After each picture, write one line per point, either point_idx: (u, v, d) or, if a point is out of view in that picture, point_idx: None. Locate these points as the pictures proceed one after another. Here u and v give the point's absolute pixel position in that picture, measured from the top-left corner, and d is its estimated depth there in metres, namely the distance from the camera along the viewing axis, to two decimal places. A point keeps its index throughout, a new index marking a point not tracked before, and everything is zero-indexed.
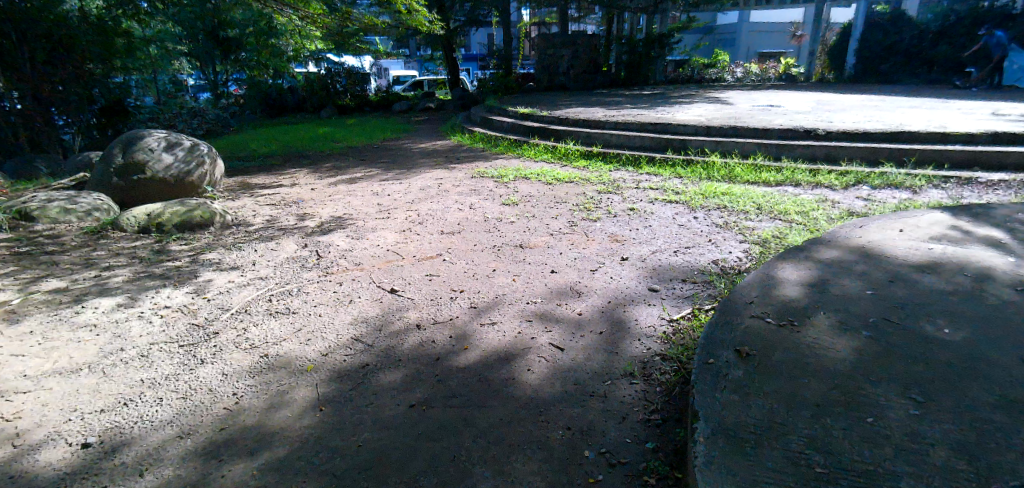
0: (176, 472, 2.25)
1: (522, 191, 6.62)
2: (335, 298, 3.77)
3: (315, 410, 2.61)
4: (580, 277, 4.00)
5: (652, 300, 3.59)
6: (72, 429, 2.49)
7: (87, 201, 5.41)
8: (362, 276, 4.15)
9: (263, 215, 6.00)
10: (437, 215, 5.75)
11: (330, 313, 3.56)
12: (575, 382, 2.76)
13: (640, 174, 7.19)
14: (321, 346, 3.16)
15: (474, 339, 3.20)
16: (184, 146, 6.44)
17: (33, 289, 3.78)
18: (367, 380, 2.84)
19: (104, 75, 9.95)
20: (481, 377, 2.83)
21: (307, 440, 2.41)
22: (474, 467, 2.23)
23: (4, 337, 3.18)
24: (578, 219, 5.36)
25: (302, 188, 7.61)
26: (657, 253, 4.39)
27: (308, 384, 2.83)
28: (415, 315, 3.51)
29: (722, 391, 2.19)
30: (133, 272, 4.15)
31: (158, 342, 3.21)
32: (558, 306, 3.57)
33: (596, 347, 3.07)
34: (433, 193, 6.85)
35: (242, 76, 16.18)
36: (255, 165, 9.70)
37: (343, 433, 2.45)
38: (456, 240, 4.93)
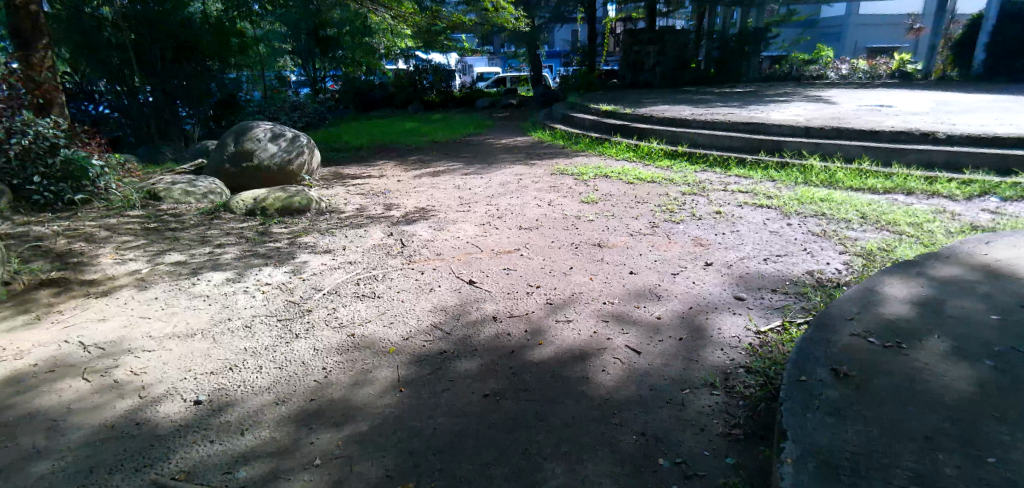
0: (272, 434, 2.46)
1: (603, 190, 6.57)
2: (417, 286, 3.94)
3: (396, 390, 2.75)
4: (660, 279, 3.93)
5: (738, 310, 3.46)
6: (186, 386, 2.77)
7: (204, 185, 5.97)
8: (441, 266, 4.30)
9: (353, 204, 6.34)
10: (516, 211, 5.84)
11: (412, 299, 3.73)
12: (650, 387, 2.73)
13: (728, 175, 6.94)
14: (403, 330, 3.32)
15: (549, 334, 3.24)
16: (287, 136, 6.92)
17: (159, 260, 4.21)
18: (446, 366, 2.95)
19: (221, 72, 10.69)
20: (555, 373, 2.86)
21: (388, 418, 2.55)
22: (544, 462, 2.26)
23: (134, 300, 3.57)
24: (659, 220, 5.26)
25: (388, 179, 7.97)
26: (745, 259, 4.23)
27: (390, 364, 2.98)
28: (492, 306, 3.60)
29: (816, 412, 2.10)
30: (241, 250, 4.53)
31: (260, 314, 3.50)
32: (636, 308, 3.53)
33: (674, 353, 3.02)
34: (513, 188, 6.96)
35: (338, 73, 17.12)
36: (348, 156, 10.24)
37: (422, 416, 2.56)
38: (535, 236, 4.99)
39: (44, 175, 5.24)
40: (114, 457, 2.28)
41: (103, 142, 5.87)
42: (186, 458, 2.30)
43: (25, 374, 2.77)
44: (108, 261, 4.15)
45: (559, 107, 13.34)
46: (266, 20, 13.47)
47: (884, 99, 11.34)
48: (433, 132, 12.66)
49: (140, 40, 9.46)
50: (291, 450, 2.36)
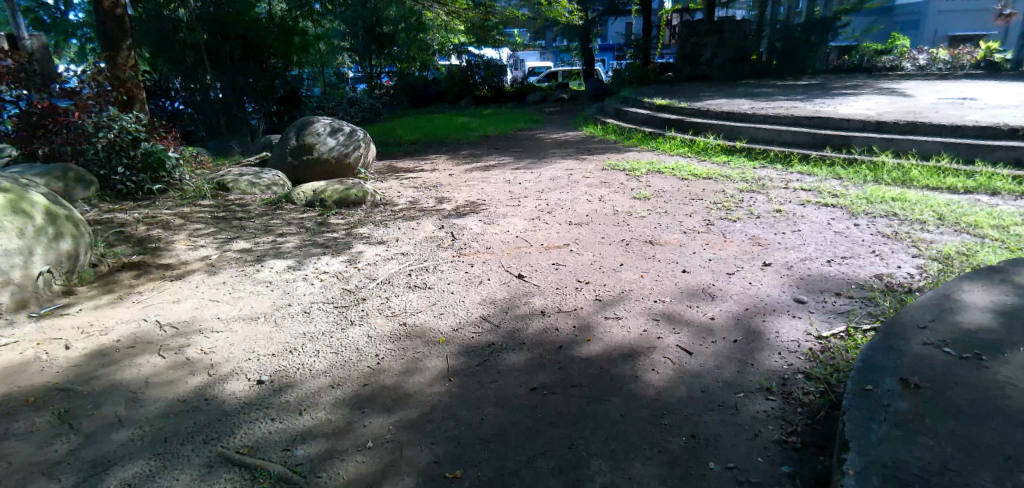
0: (327, 416, 2.57)
1: (655, 186, 6.48)
2: (467, 278, 4.01)
3: (445, 380, 2.83)
4: (715, 279, 3.85)
5: (798, 313, 3.36)
6: (250, 366, 2.93)
7: (268, 177, 6.26)
8: (491, 260, 4.36)
9: (406, 197, 6.50)
10: (566, 206, 5.83)
11: (462, 291, 3.80)
12: (702, 389, 2.69)
13: (789, 172, 6.70)
14: (452, 320, 3.40)
15: (598, 331, 3.24)
16: (345, 131, 7.14)
17: (227, 247, 4.46)
18: (494, 359, 3.00)
19: (284, 69, 11.15)
20: (603, 371, 2.86)
21: (437, 406, 2.62)
22: (591, 459, 2.27)
23: (204, 284, 3.79)
24: (714, 218, 5.15)
25: (441, 173, 8.11)
26: (807, 260, 4.09)
27: (440, 354, 3.06)
28: (540, 301, 3.63)
29: (882, 423, 2.02)
30: (301, 239, 4.73)
31: (318, 301, 3.66)
32: (688, 307, 3.48)
33: (728, 355, 2.96)
34: (564, 183, 6.95)
35: (393, 69, 17.50)
36: (402, 150, 10.48)
37: (470, 406, 2.62)
38: (585, 231, 4.97)
39: (126, 167, 5.58)
40: (186, 429, 2.44)
41: (178, 136, 6.19)
42: (250, 433, 2.44)
43: (109, 347, 3.00)
44: (182, 247, 4.41)
45: (611, 101, 13.19)
46: (326, 18, 13.92)
47: (967, 92, 10.62)
48: (485, 126, 12.78)
49: (211, 39, 9.95)
50: (346, 432, 2.46)
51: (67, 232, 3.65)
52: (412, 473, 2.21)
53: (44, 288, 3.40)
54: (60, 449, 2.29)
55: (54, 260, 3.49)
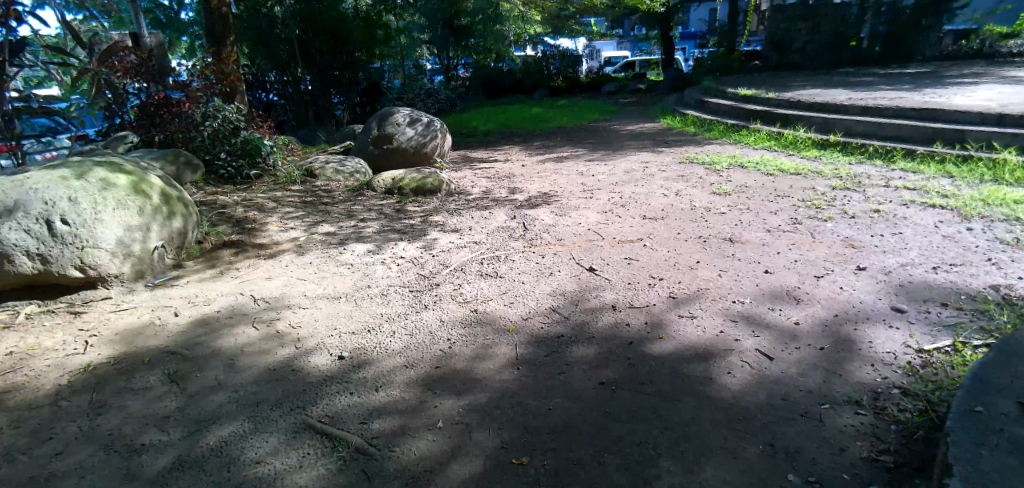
0: (401, 394, 2.69)
1: (737, 181, 6.24)
2: (537, 269, 4.05)
3: (513, 368, 2.88)
4: (801, 282, 3.68)
5: (895, 323, 3.15)
6: (332, 342, 3.12)
7: (351, 164, 6.58)
8: (562, 251, 4.37)
9: (480, 187, 6.61)
10: (641, 200, 5.74)
11: (532, 281, 3.85)
12: (782, 397, 2.59)
13: (890, 170, 6.25)
14: (522, 310, 3.46)
15: (671, 329, 3.19)
16: (423, 121, 7.36)
17: (314, 230, 4.73)
18: (563, 350, 3.03)
19: (367, 62, 11.60)
20: (676, 370, 2.82)
21: (505, 393, 2.68)
22: (660, 459, 2.24)
23: (294, 264, 4.05)
24: (801, 217, 4.90)
25: (514, 164, 8.19)
26: (909, 266, 3.82)
27: (509, 342, 3.12)
28: (611, 295, 3.61)
29: (993, 449, 1.87)
30: (380, 225, 4.94)
31: (395, 284, 3.82)
32: (770, 310, 3.35)
33: (813, 363, 2.83)
34: (639, 176, 6.83)
35: (469, 60, 17.77)
36: (477, 141, 10.67)
37: (538, 395, 2.66)
38: (660, 226, 4.88)
39: (228, 153, 6.03)
40: (275, 396, 2.64)
41: (272, 125, 6.58)
42: (330, 405, 2.60)
43: (211, 317, 3.28)
44: (274, 228, 4.72)
45: (692, 92, 12.78)
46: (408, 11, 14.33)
47: None
48: (559, 117, 12.74)
49: (303, 35, 10.53)
50: (418, 411, 2.57)
51: (178, 212, 3.99)
52: (480, 456, 2.29)
53: (158, 261, 3.74)
54: (169, 405, 2.54)
55: (167, 236, 3.83)
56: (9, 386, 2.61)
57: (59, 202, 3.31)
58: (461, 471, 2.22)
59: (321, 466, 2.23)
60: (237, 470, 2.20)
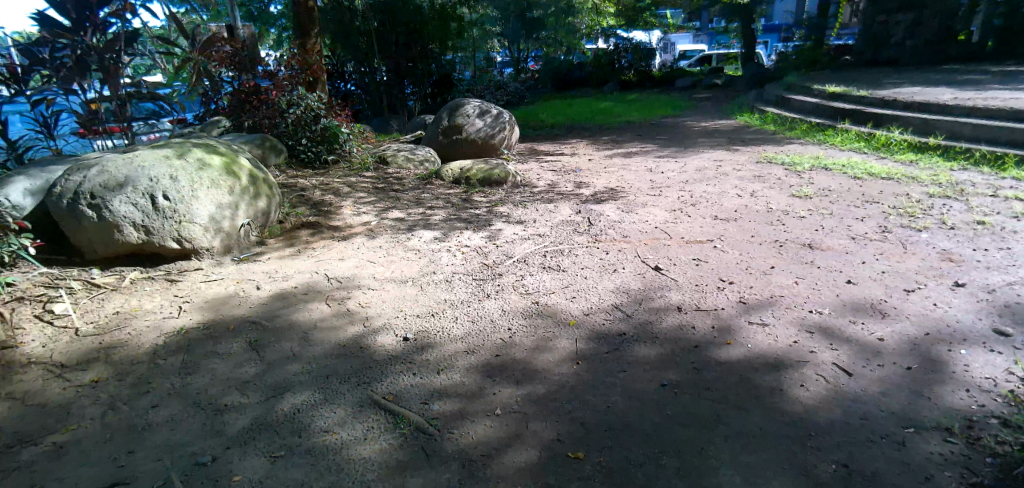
0: (462, 379, 2.77)
1: (819, 184, 5.94)
2: (601, 265, 4.03)
3: (573, 362, 2.90)
4: (888, 296, 3.47)
5: (996, 348, 2.92)
6: (399, 324, 3.24)
7: (421, 153, 6.78)
8: (627, 248, 4.33)
9: (546, 180, 6.63)
10: (712, 199, 5.59)
11: (595, 277, 3.84)
12: (860, 416, 2.46)
13: (999, 178, 5.75)
14: (584, 305, 3.46)
15: (739, 335, 3.10)
16: (492, 113, 7.46)
17: (384, 215, 4.92)
18: (624, 349, 3.01)
19: (439, 53, 11.87)
20: (744, 379, 2.73)
21: (563, 387, 2.70)
22: (721, 467, 2.18)
23: (365, 247, 4.23)
24: (891, 225, 4.62)
25: (581, 158, 8.17)
26: (1016, 285, 3.52)
27: (569, 336, 3.14)
28: (677, 296, 3.55)
29: None
30: (447, 213, 5.07)
31: (459, 272, 3.91)
32: (851, 323, 3.19)
33: (897, 383, 2.67)
34: (712, 175, 6.64)
35: (540, 53, 17.81)
36: (544, 133, 10.68)
37: (597, 392, 2.66)
38: (732, 228, 4.74)
39: (309, 139, 6.35)
40: (344, 371, 2.78)
41: (349, 114, 6.85)
42: (394, 383, 2.71)
43: (288, 292, 3.49)
44: (348, 212, 4.94)
45: (773, 88, 12.24)
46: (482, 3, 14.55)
47: None
48: (629, 112, 12.55)
49: (381, 27, 10.88)
50: (478, 396, 2.64)
51: (264, 193, 4.24)
52: (536, 446, 2.32)
53: (243, 237, 4.00)
54: (249, 370, 2.74)
55: (253, 215, 4.09)
56: (115, 342, 2.89)
57: (161, 180, 3.60)
58: (517, 458, 2.26)
59: (383, 440, 2.34)
60: (307, 437, 2.34)
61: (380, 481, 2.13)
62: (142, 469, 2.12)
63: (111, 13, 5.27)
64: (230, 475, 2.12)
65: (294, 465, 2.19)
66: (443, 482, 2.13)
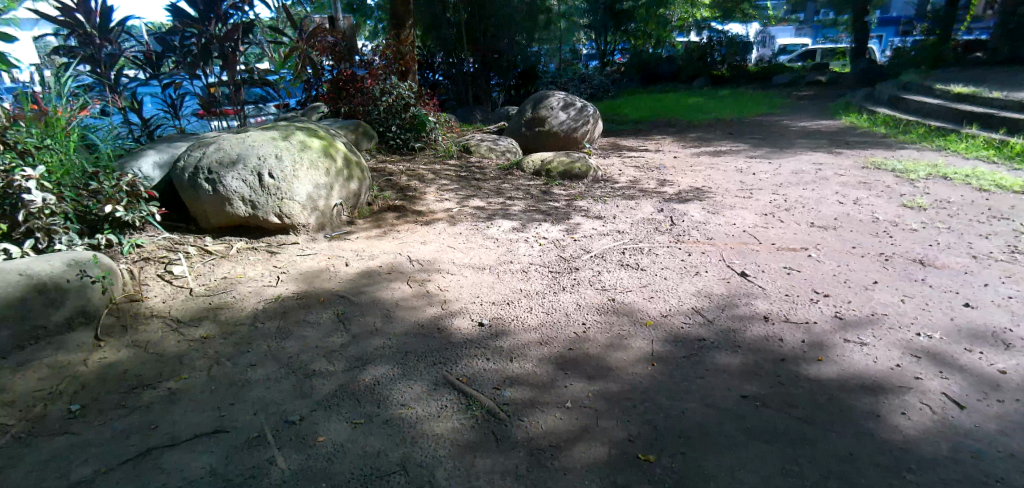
0: (534, 368, 2.81)
1: (935, 194, 5.46)
2: (682, 266, 3.94)
3: (648, 363, 2.86)
4: (1013, 324, 3.14)
5: None
6: (475, 309, 3.33)
7: (504, 144, 6.90)
8: (711, 251, 4.20)
9: (628, 175, 6.53)
10: (809, 205, 5.28)
11: (675, 279, 3.75)
12: (970, 453, 2.24)
13: None
14: (662, 306, 3.40)
15: (833, 353, 2.92)
16: (577, 106, 7.43)
17: (465, 203, 5.05)
18: (704, 355, 2.93)
19: (525, 45, 12.04)
20: (835, 399, 2.57)
21: (636, 387, 2.67)
22: None
23: (446, 232, 4.37)
24: (1022, 246, 4.16)
25: (665, 155, 7.98)
26: None
27: (645, 336, 3.10)
28: (764, 305, 3.40)
29: None
30: (527, 204, 5.13)
31: (535, 263, 3.96)
32: (966, 352, 2.91)
33: (1018, 422, 2.41)
34: (810, 179, 6.27)
35: (627, 46, 17.56)
36: (628, 129, 10.50)
37: (672, 396, 2.61)
38: (830, 237, 4.46)
39: (398, 126, 6.61)
40: (422, 350, 2.91)
41: (437, 104, 7.06)
42: (469, 366, 2.80)
43: (373, 270, 3.68)
44: (431, 198, 5.11)
45: (887, 87, 11.32)
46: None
47: None
48: (719, 109, 12.07)
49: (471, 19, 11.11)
50: (549, 388, 2.67)
51: (356, 175, 4.49)
52: (606, 443, 2.31)
53: (335, 216, 4.26)
54: (336, 341, 2.92)
55: (344, 196, 4.35)
56: (221, 303, 3.18)
57: (267, 159, 3.89)
58: (586, 452, 2.27)
59: (456, 420, 2.43)
60: (385, 408, 2.47)
61: (452, 458, 2.21)
62: (241, 421, 2.34)
63: (231, 6, 5.75)
64: (316, 435, 2.29)
65: (373, 433, 2.32)
66: (512, 467, 2.18)
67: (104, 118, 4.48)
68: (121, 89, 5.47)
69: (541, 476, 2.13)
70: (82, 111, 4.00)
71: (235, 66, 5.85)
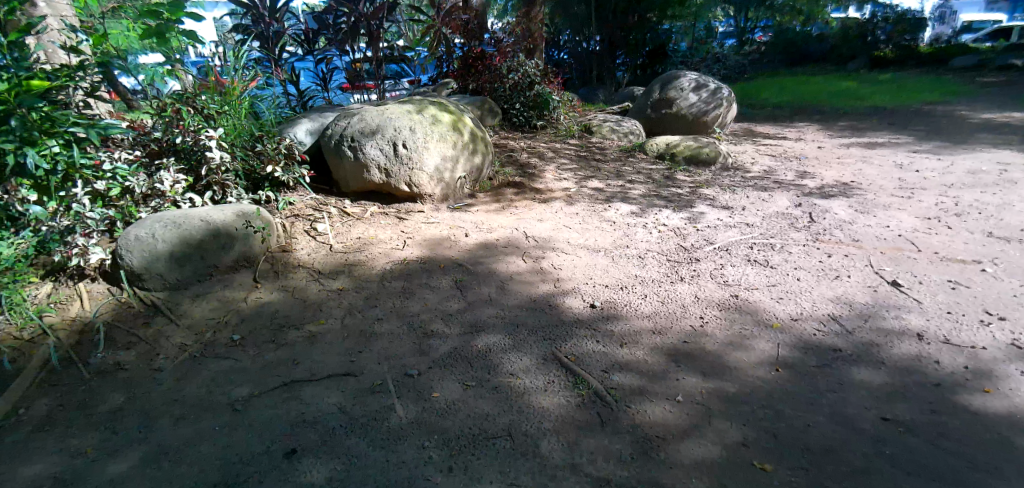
0: (646, 357, 2.77)
1: None
2: (820, 268, 3.65)
3: (773, 368, 2.70)
4: None
5: None
6: (588, 291, 3.35)
7: (627, 125, 6.79)
8: (856, 255, 3.84)
9: (762, 165, 6.13)
10: (986, 211, 4.61)
11: (810, 281, 3.48)
12: None
13: None
14: (792, 309, 3.18)
15: (1004, 386, 2.56)
16: (710, 88, 7.09)
17: (584, 184, 5.05)
18: (840, 367, 2.70)
19: (658, 22, 11.58)
20: (1001, 438, 2.25)
21: (757, 391, 2.54)
22: None
23: (563, 212, 4.42)
24: None
25: (808, 144, 7.37)
26: None
27: (770, 339, 2.92)
28: (916, 321, 3.05)
29: None
30: (648, 189, 5.02)
31: (653, 250, 3.88)
32: None
33: None
34: (990, 181, 5.46)
35: (770, 24, 16.60)
36: (765, 114, 9.85)
37: (797, 405, 2.44)
38: (1012, 251, 3.87)
39: (523, 104, 6.71)
40: (533, 324, 3.00)
41: (560, 82, 7.11)
42: (579, 345, 2.84)
43: (491, 243, 3.83)
44: (550, 176, 5.18)
45: None
46: None
47: None
48: (877, 95, 10.83)
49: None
50: (660, 378, 2.62)
51: (480, 150, 4.68)
52: (717, 443, 2.24)
53: (458, 189, 4.49)
54: (454, 305, 3.11)
55: (468, 170, 4.55)
56: (355, 261, 3.50)
57: (402, 131, 4.18)
58: (695, 450, 2.21)
59: (563, 396, 2.48)
60: (496, 375, 2.59)
61: (556, 433, 2.27)
62: (367, 369, 2.58)
63: None
64: (431, 391, 2.46)
65: (483, 397, 2.45)
66: (616, 452, 2.19)
67: (268, 88, 4.99)
68: (281, 64, 6.11)
69: (646, 466, 2.12)
70: (253, 82, 4.48)
71: (379, 43, 6.34)
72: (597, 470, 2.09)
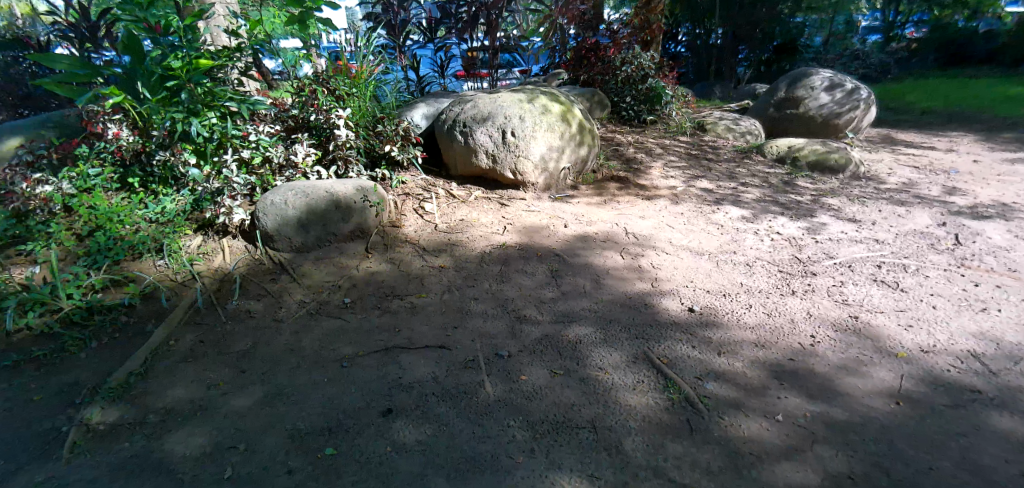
0: (746, 369, 2.65)
1: None
2: (961, 297, 3.27)
3: (892, 400, 2.48)
4: None
5: None
6: (687, 294, 3.26)
7: (745, 125, 6.45)
8: (1010, 286, 3.39)
9: (900, 176, 5.56)
10: None
11: (948, 311, 3.13)
12: None
13: None
14: (922, 339, 2.88)
15: None
16: (846, 87, 6.54)
17: (692, 183, 4.88)
18: (975, 410, 2.42)
19: (789, 15, 10.67)
20: None
21: (871, 422, 2.35)
22: None
23: (667, 211, 4.30)
24: None
25: (960, 157, 6.57)
26: None
27: (891, 368, 2.68)
28: None
29: None
30: (762, 194, 4.75)
31: (763, 259, 3.68)
32: None
33: None
34: None
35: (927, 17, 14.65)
36: (910, 120, 8.88)
37: (917, 444, 2.23)
38: None
39: (633, 97, 6.60)
40: (626, 321, 2.97)
41: (676, 76, 6.87)
42: (673, 348, 2.77)
43: (590, 236, 3.83)
44: (657, 173, 5.05)
45: None
46: None
47: None
48: None
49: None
50: (759, 394, 2.50)
51: (587, 142, 4.68)
52: (819, 471, 2.11)
53: (562, 179, 4.54)
54: (549, 294, 3.16)
55: (574, 161, 4.58)
56: (459, 242, 3.65)
57: (513, 119, 4.28)
58: (791, 473, 2.10)
59: (652, 397, 2.45)
60: (585, 368, 2.61)
61: (642, 433, 2.26)
62: (462, 345, 2.70)
63: None
64: (520, 374, 2.54)
65: (570, 386, 2.48)
66: (703, 462, 2.13)
67: (392, 73, 5.28)
68: (405, 51, 6.40)
69: (736, 482, 2.05)
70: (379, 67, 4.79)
71: (496, 32, 6.47)
72: (682, 477, 2.06)
